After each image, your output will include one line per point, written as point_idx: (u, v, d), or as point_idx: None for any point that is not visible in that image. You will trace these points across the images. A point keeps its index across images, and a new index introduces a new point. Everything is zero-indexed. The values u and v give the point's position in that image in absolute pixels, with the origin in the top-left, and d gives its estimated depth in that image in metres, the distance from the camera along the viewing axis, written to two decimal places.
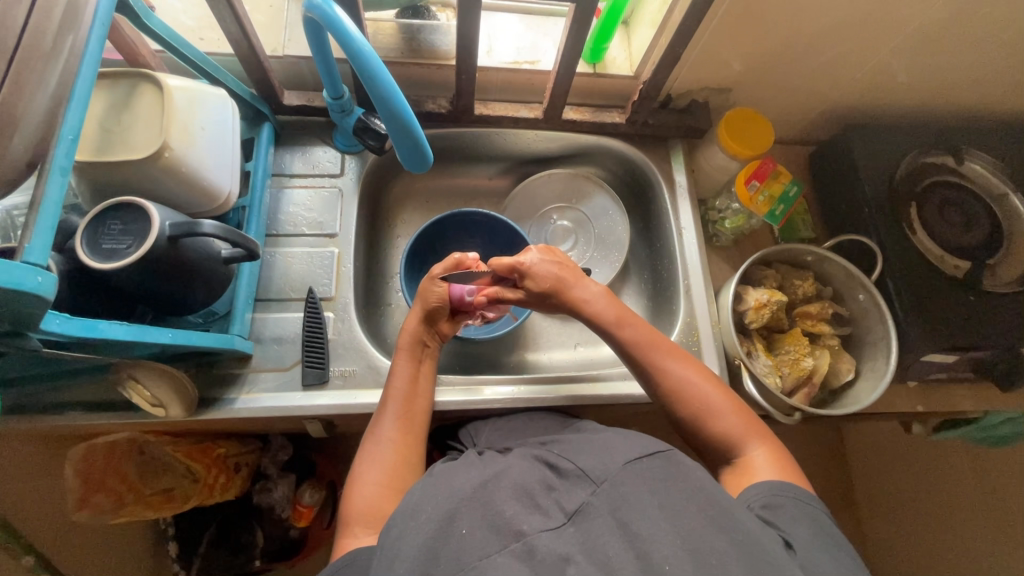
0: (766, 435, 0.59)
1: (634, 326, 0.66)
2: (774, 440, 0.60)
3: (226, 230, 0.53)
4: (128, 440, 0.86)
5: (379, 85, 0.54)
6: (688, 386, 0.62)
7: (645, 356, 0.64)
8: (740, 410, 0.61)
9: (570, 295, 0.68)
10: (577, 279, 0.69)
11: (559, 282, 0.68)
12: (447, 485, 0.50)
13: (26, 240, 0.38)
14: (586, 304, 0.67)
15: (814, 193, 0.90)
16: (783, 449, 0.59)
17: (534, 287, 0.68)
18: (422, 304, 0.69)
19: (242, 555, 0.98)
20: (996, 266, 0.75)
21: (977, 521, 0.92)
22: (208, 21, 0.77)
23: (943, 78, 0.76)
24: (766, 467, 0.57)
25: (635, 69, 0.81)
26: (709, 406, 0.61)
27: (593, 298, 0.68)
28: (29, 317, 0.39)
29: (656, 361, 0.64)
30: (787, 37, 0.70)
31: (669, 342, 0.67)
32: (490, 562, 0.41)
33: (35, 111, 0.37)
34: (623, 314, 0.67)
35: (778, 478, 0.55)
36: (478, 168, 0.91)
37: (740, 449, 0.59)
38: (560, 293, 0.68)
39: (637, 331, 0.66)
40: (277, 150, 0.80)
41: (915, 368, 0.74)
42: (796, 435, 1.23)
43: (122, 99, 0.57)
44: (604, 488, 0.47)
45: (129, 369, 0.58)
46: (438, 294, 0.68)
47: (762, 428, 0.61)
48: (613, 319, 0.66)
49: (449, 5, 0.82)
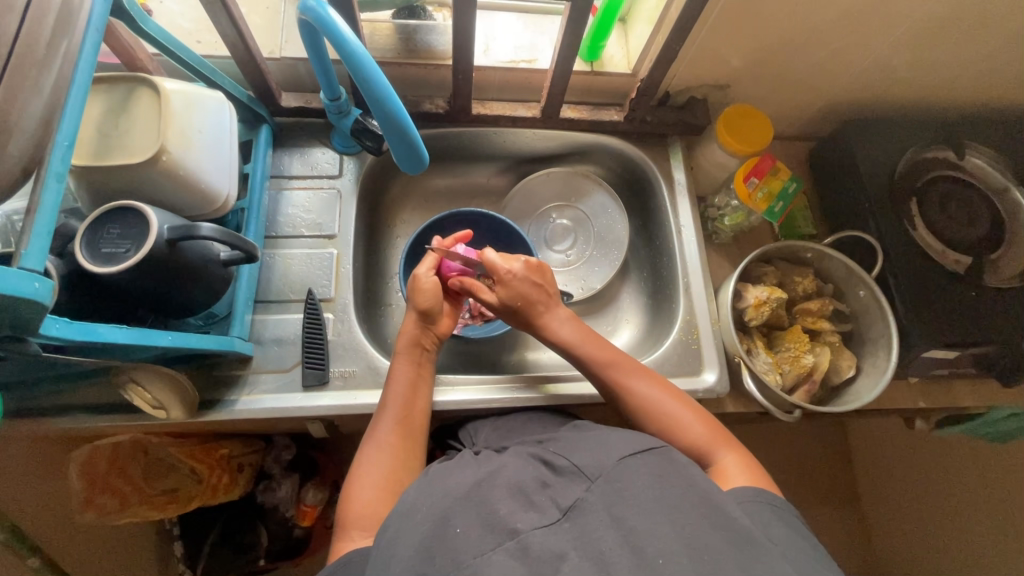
0: (735, 445, 0.60)
1: (595, 345, 0.68)
2: (744, 450, 0.60)
3: (225, 233, 0.53)
4: (133, 441, 0.87)
5: (372, 87, 0.54)
6: (652, 402, 0.64)
7: (606, 374, 0.67)
8: (708, 421, 0.62)
9: (537, 314, 0.70)
10: (548, 300, 0.71)
11: (527, 302, 0.70)
12: (442, 485, 0.50)
13: (23, 245, 0.38)
14: (549, 326, 0.70)
15: (815, 188, 0.90)
16: (754, 458, 0.59)
17: (506, 295, 0.70)
18: (415, 302, 0.69)
19: (247, 554, 0.99)
20: (998, 261, 0.75)
21: (982, 517, 0.91)
22: (206, 23, 0.77)
23: (946, 70, 0.75)
24: (738, 472, 0.56)
25: (633, 67, 0.81)
26: (674, 419, 0.62)
27: (558, 321, 0.70)
28: (27, 322, 0.39)
29: (621, 379, 0.66)
30: (786, 32, 0.70)
31: (635, 360, 0.68)
32: (485, 559, 0.41)
33: (31, 118, 0.37)
34: (585, 335, 0.69)
35: (750, 483, 0.55)
36: (477, 167, 0.91)
37: (709, 458, 0.59)
38: (527, 310, 0.70)
39: (599, 350, 0.68)
40: (275, 151, 0.80)
41: (916, 364, 0.74)
42: (799, 432, 1.23)
43: (120, 104, 0.57)
44: (598, 484, 0.47)
45: (130, 372, 0.58)
46: (430, 291, 0.69)
47: (728, 435, 0.62)
48: (575, 339, 0.69)
49: (446, 5, 0.82)
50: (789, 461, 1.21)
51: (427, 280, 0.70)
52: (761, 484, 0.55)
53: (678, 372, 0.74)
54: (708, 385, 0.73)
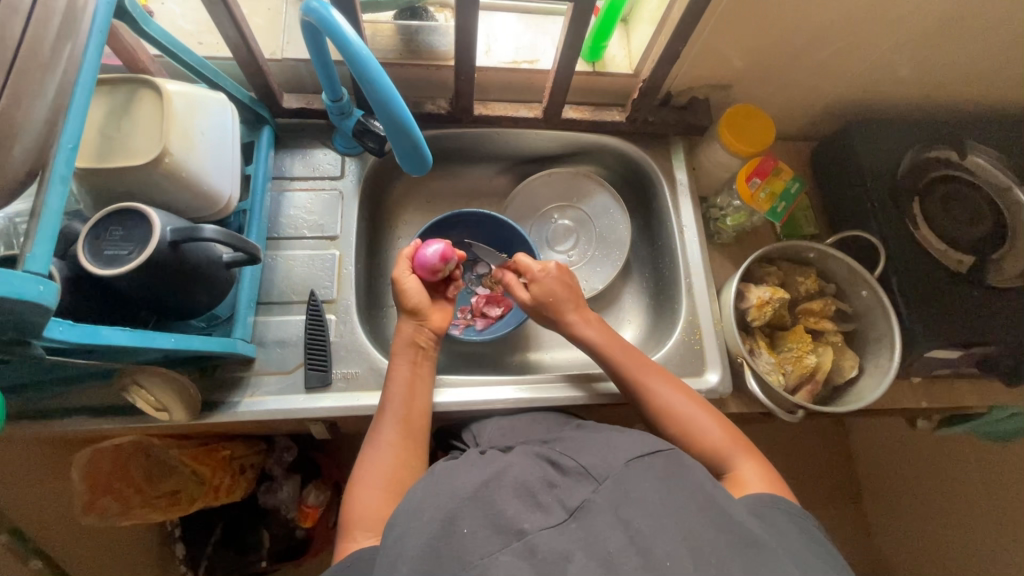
0: (755, 455, 0.60)
1: (622, 350, 0.68)
2: (763, 460, 0.60)
3: (228, 235, 0.53)
4: (135, 444, 0.87)
5: (376, 88, 0.53)
6: (675, 408, 0.63)
7: (631, 378, 0.66)
8: (729, 429, 0.62)
9: (564, 314, 0.71)
10: (574, 305, 0.72)
11: (556, 301, 0.71)
12: (449, 484, 0.50)
13: (27, 249, 0.38)
14: (578, 327, 0.71)
15: (817, 188, 0.90)
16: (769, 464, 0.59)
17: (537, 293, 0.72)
18: (402, 302, 0.70)
19: (249, 555, 0.99)
20: (1001, 261, 0.75)
21: (984, 517, 0.91)
22: (207, 24, 0.77)
23: (948, 70, 0.75)
24: (756, 481, 0.56)
25: (634, 68, 0.81)
26: (694, 426, 0.62)
27: (587, 324, 0.71)
28: (32, 326, 0.39)
29: (645, 382, 0.66)
30: (788, 33, 0.70)
31: (659, 365, 0.68)
32: (492, 560, 0.41)
33: (36, 121, 0.37)
34: (613, 340, 0.69)
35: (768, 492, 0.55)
36: (478, 168, 0.91)
37: (730, 466, 0.59)
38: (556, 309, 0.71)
39: (624, 355, 0.68)
40: (277, 153, 0.80)
41: (919, 364, 0.74)
42: (800, 431, 1.23)
43: (123, 106, 0.57)
44: (606, 486, 0.47)
45: (132, 375, 0.58)
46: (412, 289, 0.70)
47: (749, 446, 0.61)
48: (602, 342, 0.69)
49: (447, 5, 0.82)
50: (791, 461, 1.21)
51: (408, 280, 0.71)
52: (775, 491, 0.55)
53: (681, 372, 0.74)
54: (711, 385, 0.73)
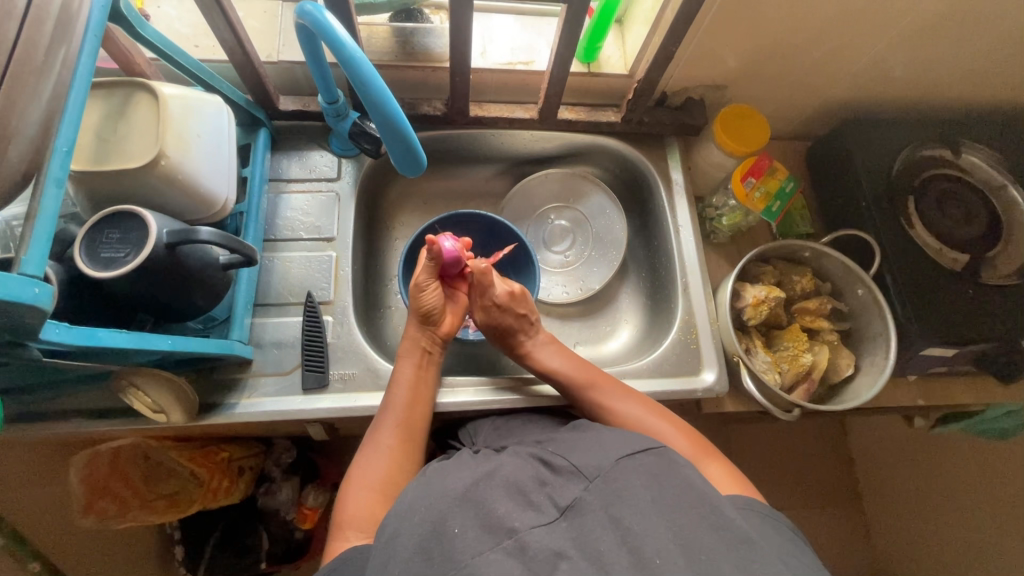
0: (720, 457, 0.60)
1: (574, 367, 0.70)
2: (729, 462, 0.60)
3: (224, 237, 0.53)
4: (133, 446, 0.86)
5: (371, 91, 0.54)
6: (633, 420, 0.64)
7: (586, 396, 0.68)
8: (691, 435, 0.63)
9: (518, 342, 0.74)
10: (530, 327, 0.74)
11: (507, 329, 0.73)
12: (441, 485, 0.50)
13: (22, 252, 0.38)
14: (532, 353, 0.73)
15: (812, 187, 0.90)
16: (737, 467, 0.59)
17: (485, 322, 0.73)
18: (415, 307, 0.70)
19: (248, 557, 0.99)
20: (996, 259, 0.75)
21: (981, 514, 0.92)
22: (203, 27, 0.77)
23: (941, 69, 0.76)
24: (722, 481, 0.56)
25: (630, 68, 0.81)
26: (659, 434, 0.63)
27: (542, 347, 0.73)
28: (27, 328, 0.39)
29: (601, 398, 0.67)
30: (782, 33, 0.70)
31: (616, 380, 0.69)
32: (482, 560, 0.41)
33: (30, 124, 0.37)
34: (566, 359, 0.71)
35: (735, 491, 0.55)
36: (475, 169, 0.91)
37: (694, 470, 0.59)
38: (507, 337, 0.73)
39: (577, 371, 0.70)
40: (274, 155, 0.80)
41: (914, 362, 0.74)
42: (799, 430, 1.23)
43: (119, 109, 0.57)
44: (597, 484, 0.47)
45: (129, 377, 0.58)
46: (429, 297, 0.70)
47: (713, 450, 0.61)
48: (554, 366, 0.71)
49: (443, 7, 0.82)
50: (790, 460, 1.21)
51: (427, 288, 0.70)
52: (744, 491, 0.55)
53: (677, 372, 0.75)
54: (707, 384, 0.73)
